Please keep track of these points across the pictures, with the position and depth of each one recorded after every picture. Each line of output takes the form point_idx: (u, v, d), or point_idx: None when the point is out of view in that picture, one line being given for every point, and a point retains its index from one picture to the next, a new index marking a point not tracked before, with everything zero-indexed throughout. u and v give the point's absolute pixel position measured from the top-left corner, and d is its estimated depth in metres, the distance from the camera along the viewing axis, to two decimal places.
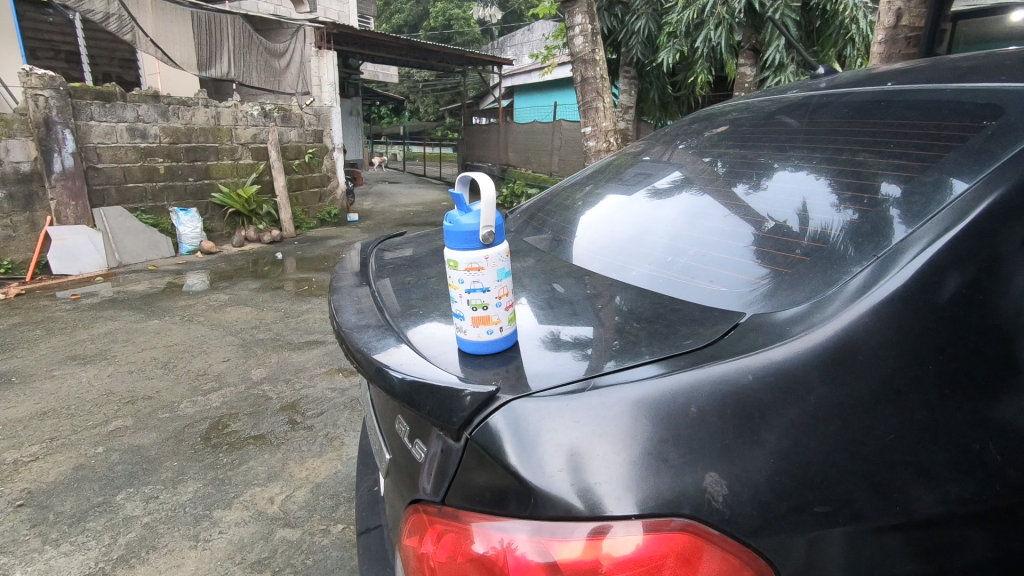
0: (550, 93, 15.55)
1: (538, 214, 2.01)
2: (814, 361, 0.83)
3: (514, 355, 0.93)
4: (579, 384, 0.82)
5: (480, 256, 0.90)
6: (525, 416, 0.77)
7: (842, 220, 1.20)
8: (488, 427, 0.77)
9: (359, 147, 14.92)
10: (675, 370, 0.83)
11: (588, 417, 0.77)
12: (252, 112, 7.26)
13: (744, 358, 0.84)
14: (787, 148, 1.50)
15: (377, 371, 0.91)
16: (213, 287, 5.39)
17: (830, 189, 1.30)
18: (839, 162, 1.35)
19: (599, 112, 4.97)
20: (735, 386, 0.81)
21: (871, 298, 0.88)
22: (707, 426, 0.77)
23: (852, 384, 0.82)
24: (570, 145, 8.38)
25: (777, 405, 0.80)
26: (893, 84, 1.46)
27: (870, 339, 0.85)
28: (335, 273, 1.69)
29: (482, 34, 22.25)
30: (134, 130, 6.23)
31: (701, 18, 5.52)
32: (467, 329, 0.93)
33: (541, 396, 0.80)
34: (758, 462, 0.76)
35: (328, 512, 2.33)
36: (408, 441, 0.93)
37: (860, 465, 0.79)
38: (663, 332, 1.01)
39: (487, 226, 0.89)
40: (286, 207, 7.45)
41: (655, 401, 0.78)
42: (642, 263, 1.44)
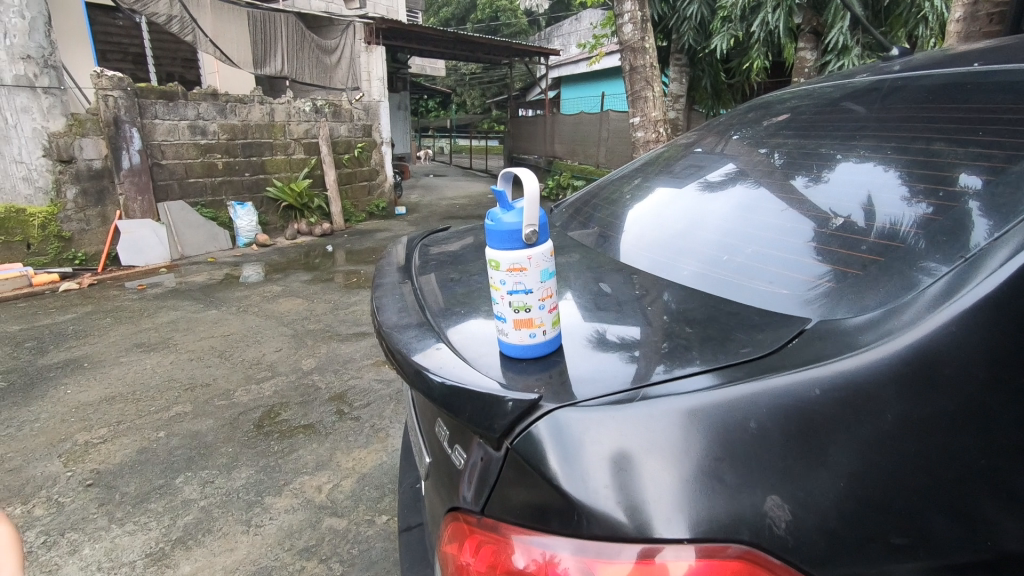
0: (598, 83, 15.32)
1: (584, 208, 1.96)
2: (889, 374, 0.75)
3: (557, 359, 0.90)
4: (627, 394, 0.78)
5: (522, 257, 0.87)
6: (569, 426, 0.73)
7: (914, 215, 1.13)
8: (530, 435, 0.74)
9: (406, 141, 15.13)
10: (733, 380, 0.78)
11: (635, 431, 0.72)
12: (304, 108, 7.44)
13: (810, 369, 0.77)
14: (853, 137, 1.40)
15: (417, 375, 0.90)
16: (268, 279, 5.58)
17: (900, 182, 1.21)
18: (911, 152, 1.25)
19: (648, 102, 4.83)
20: (800, 401, 0.74)
21: (959, 303, 0.79)
22: (767, 444, 0.72)
23: (931, 400, 0.75)
24: (618, 136, 8.21)
25: (846, 422, 0.73)
26: (981, 64, 1.31)
27: (955, 350, 0.76)
28: (380, 268, 1.69)
29: (529, 25, 22.14)
30: (195, 128, 6.50)
31: (758, 1, 5.29)
32: (508, 332, 0.90)
33: (585, 407, 0.76)
34: (825, 485, 0.70)
35: (373, 503, 2.37)
36: (449, 447, 0.91)
37: (937, 491, 0.72)
38: (716, 337, 0.95)
39: (529, 225, 0.85)
40: (336, 201, 7.63)
41: (711, 414, 0.73)
42: (690, 260, 1.38)
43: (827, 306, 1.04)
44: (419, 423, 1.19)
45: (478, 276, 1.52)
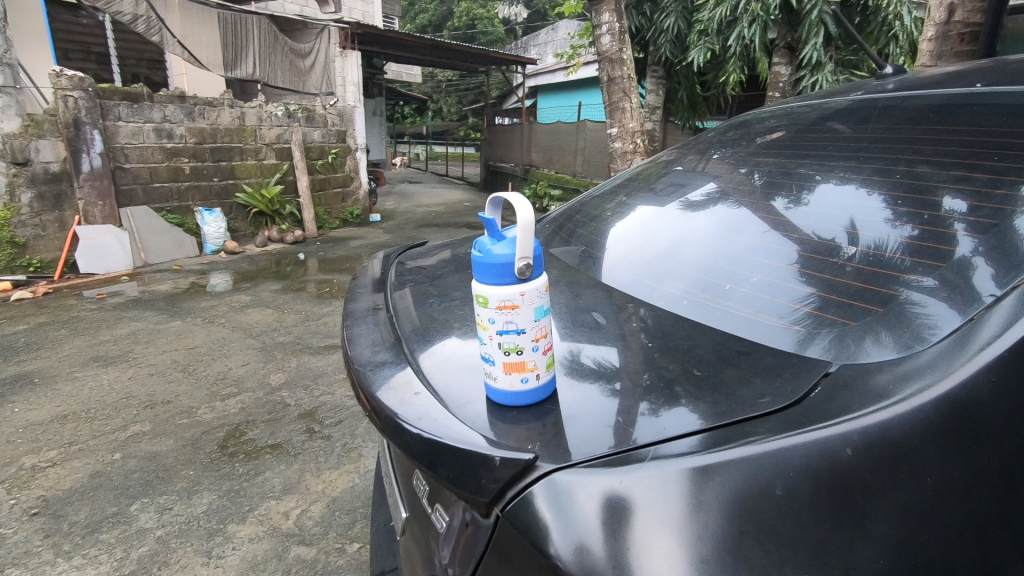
0: (574, 93, 15.41)
1: (566, 224, 1.89)
2: (921, 430, 0.72)
3: (552, 407, 0.85)
4: (623, 453, 0.73)
5: (515, 293, 0.81)
6: (570, 491, 0.68)
7: (899, 237, 1.11)
8: (526, 499, 0.69)
9: (382, 147, 14.95)
10: (757, 437, 0.72)
11: (654, 497, 0.66)
12: (276, 113, 7.26)
13: (841, 423, 0.73)
14: (832, 158, 1.37)
15: (393, 426, 0.85)
16: (236, 288, 5.38)
17: (882, 205, 1.18)
18: (894, 175, 1.22)
19: (626, 113, 4.81)
20: (834, 461, 0.70)
21: (986, 354, 0.78)
22: (799, 511, 0.67)
23: (958, 460, 0.73)
24: (595, 146, 8.22)
25: (879, 485, 0.69)
26: (983, 85, 1.27)
27: (981, 405, 0.75)
28: (353, 287, 1.61)
29: (506, 34, 22.20)
30: (161, 130, 6.27)
31: (734, 15, 5.33)
32: (497, 377, 0.84)
33: (583, 468, 0.70)
34: (861, 556, 0.66)
35: (343, 530, 2.24)
36: (429, 505, 0.89)
37: (962, 556, 0.70)
38: (723, 380, 0.88)
39: (522, 258, 0.80)
40: (308, 208, 7.45)
41: (735, 477, 0.67)
42: (673, 281, 1.32)
43: (823, 339, 0.99)
44: (394, 468, 1.15)
45: (460, 291, 1.45)
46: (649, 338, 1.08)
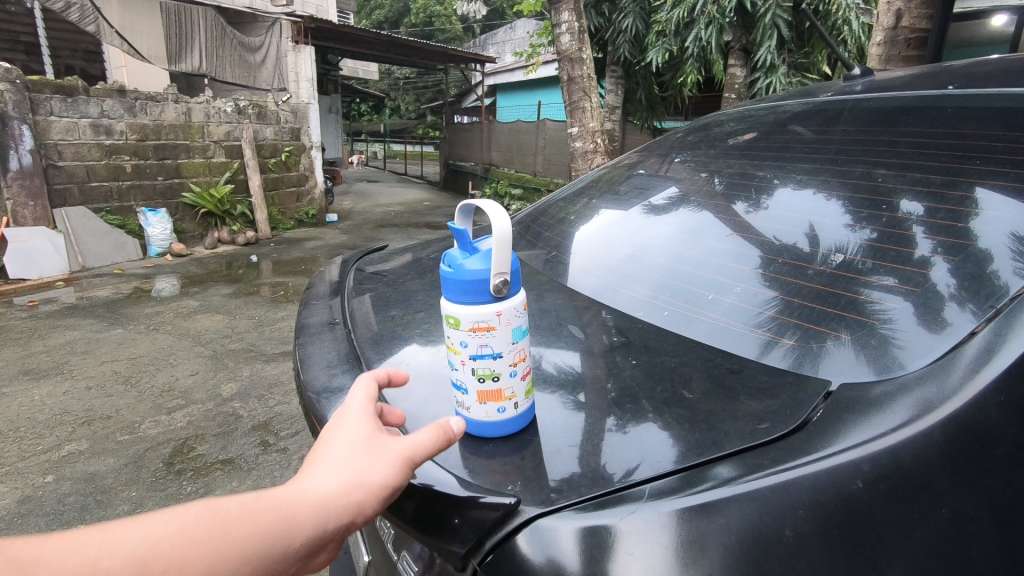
0: (534, 92, 15.41)
1: (531, 227, 1.83)
2: (931, 459, 0.69)
3: (530, 438, 0.80)
4: (610, 494, 0.68)
5: (490, 314, 0.75)
6: (557, 539, 0.64)
7: (859, 240, 1.09)
8: (509, 552, 0.65)
9: (338, 145, 14.58)
10: (762, 473, 0.68)
11: (652, 543, 0.62)
12: (225, 109, 6.95)
13: (847, 451, 0.69)
14: (786, 163, 1.36)
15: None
16: (183, 293, 5.11)
17: (842, 210, 1.16)
18: (850, 178, 1.21)
19: (586, 112, 4.79)
20: (843, 496, 0.66)
21: (991, 372, 0.74)
22: (810, 555, 0.62)
23: (970, 490, 0.69)
24: (555, 146, 8.21)
25: (891, 523, 0.65)
26: (954, 88, 1.25)
27: (992, 428, 0.71)
28: (306, 296, 1.51)
29: (464, 32, 22.05)
30: (98, 126, 5.91)
31: (691, 17, 5.40)
32: (472, 406, 0.78)
33: (569, 512, 0.66)
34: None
35: None
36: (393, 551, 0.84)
37: None
38: (718, 402, 0.84)
39: (499, 274, 0.75)
40: (261, 208, 7.16)
41: (739, 519, 0.63)
42: (636, 286, 1.28)
43: (791, 349, 0.97)
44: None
45: (423, 298, 1.37)
46: (617, 351, 1.03)
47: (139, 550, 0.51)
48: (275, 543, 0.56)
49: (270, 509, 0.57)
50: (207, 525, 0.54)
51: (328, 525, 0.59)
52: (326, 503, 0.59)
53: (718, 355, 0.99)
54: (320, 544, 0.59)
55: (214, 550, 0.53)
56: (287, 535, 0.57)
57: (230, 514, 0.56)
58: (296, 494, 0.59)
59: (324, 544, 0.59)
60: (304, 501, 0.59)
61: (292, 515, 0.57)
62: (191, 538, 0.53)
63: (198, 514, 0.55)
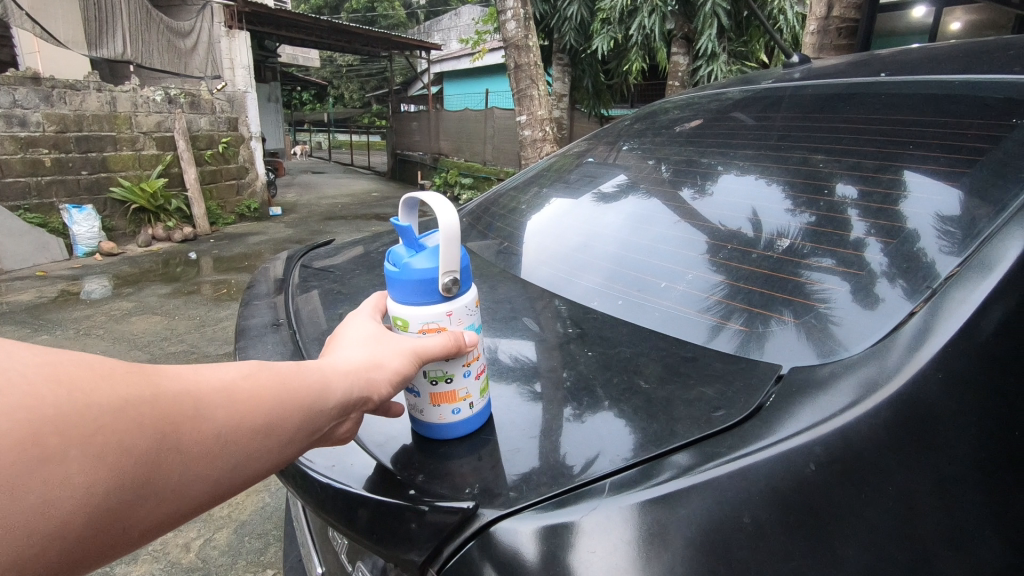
0: (481, 80, 15.29)
1: (483, 217, 1.81)
2: (879, 439, 0.70)
3: (488, 437, 0.78)
4: (570, 490, 0.68)
5: (441, 314, 0.73)
6: (517, 539, 0.63)
7: (799, 224, 1.12)
8: (467, 559, 0.64)
9: (279, 136, 14.04)
10: (721, 462, 0.68)
11: (615, 538, 0.62)
12: (154, 98, 6.56)
13: (799, 436, 0.70)
14: (731, 150, 1.38)
15: (301, 477, 0.78)
16: (115, 294, 4.81)
17: (782, 195, 1.19)
18: (789, 164, 1.24)
19: (534, 101, 4.77)
20: (799, 479, 0.67)
21: (928, 350, 0.77)
22: (770, 541, 0.63)
23: (923, 468, 0.70)
24: (504, 134, 8.17)
25: (846, 503, 0.66)
26: (887, 74, 1.30)
27: (935, 403, 0.74)
28: (248, 295, 1.44)
29: (408, 18, 21.62)
30: (10, 117, 5.46)
31: (634, 5, 5.44)
32: (425, 410, 0.76)
33: (530, 511, 0.65)
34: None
35: (254, 557, 2.02)
36: (350, 561, 0.82)
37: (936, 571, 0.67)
38: (673, 391, 0.85)
39: (449, 272, 0.72)
40: (198, 202, 6.81)
41: (698, 511, 0.63)
42: (588, 275, 1.28)
43: (741, 332, 0.99)
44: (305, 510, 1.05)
45: (373, 294, 1.33)
46: (571, 342, 1.02)
47: (222, 384, 0.58)
48: (321, 394, 0.64)
49: (314, 372, 0.65)
50: (270, 374, 0.62)
51: (357, 393, 0.66)
52: (353, 374, 0.67)
53: (671, 343, 1.00)
54: (349, 408, 0.66)
55: (280, 391, 0.61)
56: (327, 392, 0.64)
57: (283, 370, 0.64)
58: (327, 366, 0.67)
59: (353, 410, 0.66)
60: (335, 372, 0.67)
61: (329, 379, 0.66)
62: (261, 381, 0.61)
63: (256, 366, 0.63)
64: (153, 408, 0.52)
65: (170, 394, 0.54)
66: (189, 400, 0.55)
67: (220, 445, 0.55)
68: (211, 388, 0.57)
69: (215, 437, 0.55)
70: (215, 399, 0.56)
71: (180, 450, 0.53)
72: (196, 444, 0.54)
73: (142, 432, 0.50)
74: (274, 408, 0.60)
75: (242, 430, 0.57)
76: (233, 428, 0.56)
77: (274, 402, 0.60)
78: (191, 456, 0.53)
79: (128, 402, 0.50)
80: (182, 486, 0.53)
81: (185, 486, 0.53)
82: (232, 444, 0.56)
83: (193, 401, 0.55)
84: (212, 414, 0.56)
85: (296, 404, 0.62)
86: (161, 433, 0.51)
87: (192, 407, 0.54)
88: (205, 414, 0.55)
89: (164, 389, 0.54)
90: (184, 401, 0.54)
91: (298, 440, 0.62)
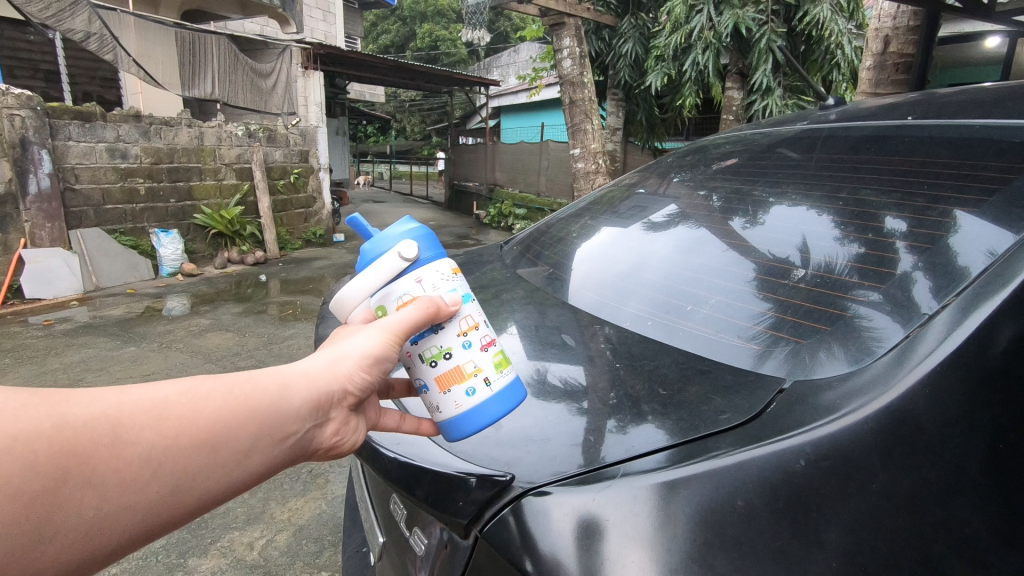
0: (537, 114, 15.73)
1: (533, 245, 1.93)
2: (870, 441, 0.77)
3: (530, 435, 0.89)
4: (593, 472, 0.78)
5: (411, 284, 0.80)
6: (541, 511, 0.73)
7: (849, 252, 1.18)
8: (500, 522, 0.74)
9: (345, 167, 14.83)
10: (715, 454, 0.77)
11: (629, 512, 0.71)
12: (236, 132, 7.15)
13: (791, 437, 0.78)
14: (783, 183, 1.44)
15: (371, 450, 0.92)
16: (193, 312, 5.22)
17: (831, 227, 1.25)
18: (839, 199, 1.29)
19: (588, 134, 4.91)
20: (788, 472, 0.74)
21: (924, 366, 0.83)
22: (760, 523, 0.71)
23: (916, 469, 0.77)
24: (559, 166, 8.37)
25: (830, 497, 0.73)
26: (914, 117, 1.37)
27: (927, 412, 0.80)
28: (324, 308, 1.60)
29: (469, 55, 22.59)
30: (114, 150, 6.06)
31: (689, 42, 5.50)
32: (444, 399, 0.82)
33: (555, 490, 0.75)
34: (821, 562, 0.69)
35: (311, 559, 2.16)
36: (406, 529, 0.93)
37: (926, 564, 0.73)
38: (689, 399, 0.94)
39: (390, 254, 0.80)
40: (270, 228, 7.30)
41: (700, 492, 0.72)
42: (632, 301, 1.37)
43: (776, 357, 1.05)
44: (369, 488, 1.17)
45: None
46: (611, 361, 1.12)
47: (149, 405, 0.64)
48: (277, 403, 0.71)
49: (273, 381, 0.73)
50: (206, 390, 0.68)
51: (319, 393, 0.75)
52: (316, 377, 0.76)
53: (701, 362, 1.08)
54: (315, 408, 0.74)
55: (217, 407, 0.67)
56: (283, 398, 0.72)
57: (225, 384, 0.70)
58: (289, 372, 0.75)
59: (319, 408, 0.75)
60: (297, 377, 0.74)
61: (286, 384, 0.73)
62: (194, 401, 0.67)
63: (197, 382, 0.69)
64: (59, 443, 0.57)
65: (81, 422, 0.59)
66: (106, 428, 0.60)
67: (149, 467, 0.62)
68: (134, 412, 0.63)
69: (140, 462, 0.61)
70: (139, 422, 0.62)
71: (100, 479, 0.59)
72: (121, 469, 0.60)
73: (42, 471, 0.55)
74: (209, 426, 0.66)
75: (168, 450, 0.63)
76: (161, 451, 0.62)
77: (208, 420, 0.66)
78: (116, 481, 0.59)
79: (33, 438, 0.56)
80: (116, 509, 0.60)
81: (119, 511, 0.60)
82: (160, 464, 0.62)
83: (111, 427, 0.61)
84: (137, 438, 0.62)
85: (242, 415, 0.68)
86: (63, 469, 0.57)
87: (110, 435, 0.60)
88: (129, 440, 0.61)
89: (74, 419, 0.59)
90: (100, 430, 0.60)
91: (255, 447, 0.69)
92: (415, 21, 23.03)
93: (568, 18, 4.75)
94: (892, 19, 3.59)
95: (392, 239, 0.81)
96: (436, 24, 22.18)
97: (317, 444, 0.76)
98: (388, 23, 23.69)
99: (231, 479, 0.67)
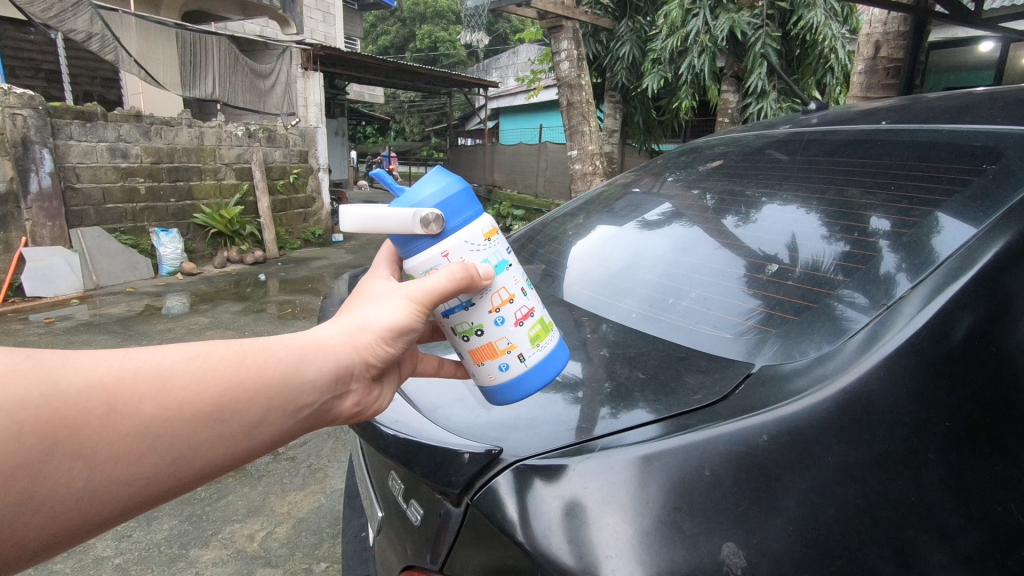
0: (537, 115, 15.88)
1: (529, 244, 1.97)
2: (826, 416, 0.86)
3: (522, 422, 0.94)
4: (577, 445, 0.86)
5: (439, 257, 0.83)
6: (524, 479, 0.81)
7: (834, 251, 1.22)
8: (489, 490, 0.81)
9: (344, 167, 14.87)
10: (679, 430, 0.86)
11: (606, 483, 0.78)
12: (236, 133, 7.20)
13: (754, 416, 0.86)
14: (777, 183, 1.49)
15: (372, 431, 0.97)
16: (193, 310, 5.25)
17: (818, 225, 1.30)
18: (828, 197, 1.34)
19: (585, 136, 4.92)
20: (753, 447, 0.82)
21: (879, 352, 0.92)
22: (724, 490, 0.79)
23: (868, 443, 0.85)
24: (557, 167, 8.43)
25: (790, 465, 0.81)
26: (888, 123, 1.46)
27: (880, 391, 0.88)
28: (331, 290, 1.63)
29: (468, 57, 22.74)
30: (115, 150, 6.08)
31: (684, 46, 5.60)
32: (482, 369, 0.89)
33: (538, 464, 0.82)
34: (777, 526, 0.77)
35: (310, 550, 2.21)
36: (403, 502, 0.99)
37: (879, 532, 0.80)
38: (666, 382, 1.02)
39: (416, 217, 0.80)
40: (269, 228, 7.36)
41: (671, 465, 0.80)
42: (628, 299, 1.42)
43: (760, 347, 1.09)
44: (368, 470, 1.22)
45: None
46: (606, 356, 1.16)
47: (151, 374, 0.65)
48: (296, 372, 0.72)
49: (295, 347, 0.74)
50: (216, 358, 0.69)
51: (340, 366, 0.75)
52: (337, 348, 0.76)
53: (689, 354, 1.14)
54: (334, 380, 0.75)
55: (222, 380, 0.68)
56: (300, 369, 0.73)
57: (235, 354, 0.70)
58: (318, 336, 0.76)
59: (337, 381, 0.75)
60: (317, 346, 0.75)
61: (304, 355, 0.74)
62: (202, 370, 0.68)
63: (209, 350, 0.70)
64: (47, 413, 0.58)
65: (76, 392, 0.61)
66: (100, 398, 0.61)
67: (146, 440, 0.63)
68: (131, 382, 0.63)
69: (138, 433, 0.62)
70: (138, 393, 0.63)
71: (91, 450, 0.60)
72: (115, 441, 0.61)
73: (30, 442, 0.57)
74: (216, 397, 0.67)
75: (165, 423, 0.64)
76: (160, 423, 0.63)
77: (215, 393, 0.67)
78: (111, 454, 0.61)
79: (18, 409, 0.57)
80: (109, 481, 0.61)
81: (112, 483, 0.62)
82: (157, 434, 0.63)
83: (106, 397, 0.62)
84: (133, 410, 0.63)
85: (253, 390, 0.69)
86: (53, 438, 0.58)
87: (104, 405, 0.61)
88: (125, 411, 0.62)
89: (67, 389, 0.60)
90: (94, 401, 0.61)
91: (267, 421, 0.70)
92: (414, 22, 23.16)
93: (566, 21, 4.79)
94: (882, 24, 3.73)
95: (424, 199, 0.82)
96: (436, 27, 22.33)
97: (336, 414, 0.77)
98: (388, 24, 23.85)
99: (237, 452, 0.69)
